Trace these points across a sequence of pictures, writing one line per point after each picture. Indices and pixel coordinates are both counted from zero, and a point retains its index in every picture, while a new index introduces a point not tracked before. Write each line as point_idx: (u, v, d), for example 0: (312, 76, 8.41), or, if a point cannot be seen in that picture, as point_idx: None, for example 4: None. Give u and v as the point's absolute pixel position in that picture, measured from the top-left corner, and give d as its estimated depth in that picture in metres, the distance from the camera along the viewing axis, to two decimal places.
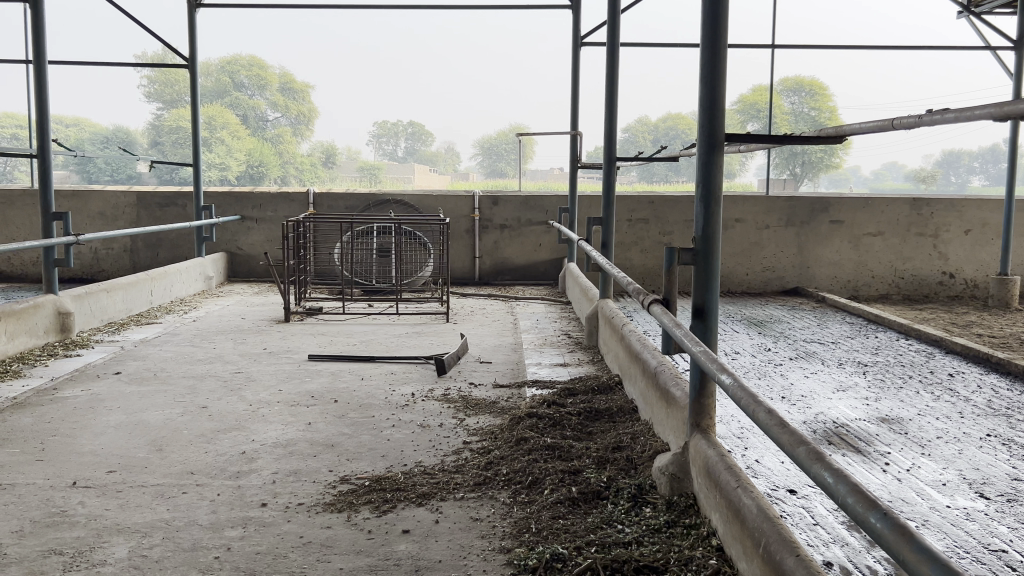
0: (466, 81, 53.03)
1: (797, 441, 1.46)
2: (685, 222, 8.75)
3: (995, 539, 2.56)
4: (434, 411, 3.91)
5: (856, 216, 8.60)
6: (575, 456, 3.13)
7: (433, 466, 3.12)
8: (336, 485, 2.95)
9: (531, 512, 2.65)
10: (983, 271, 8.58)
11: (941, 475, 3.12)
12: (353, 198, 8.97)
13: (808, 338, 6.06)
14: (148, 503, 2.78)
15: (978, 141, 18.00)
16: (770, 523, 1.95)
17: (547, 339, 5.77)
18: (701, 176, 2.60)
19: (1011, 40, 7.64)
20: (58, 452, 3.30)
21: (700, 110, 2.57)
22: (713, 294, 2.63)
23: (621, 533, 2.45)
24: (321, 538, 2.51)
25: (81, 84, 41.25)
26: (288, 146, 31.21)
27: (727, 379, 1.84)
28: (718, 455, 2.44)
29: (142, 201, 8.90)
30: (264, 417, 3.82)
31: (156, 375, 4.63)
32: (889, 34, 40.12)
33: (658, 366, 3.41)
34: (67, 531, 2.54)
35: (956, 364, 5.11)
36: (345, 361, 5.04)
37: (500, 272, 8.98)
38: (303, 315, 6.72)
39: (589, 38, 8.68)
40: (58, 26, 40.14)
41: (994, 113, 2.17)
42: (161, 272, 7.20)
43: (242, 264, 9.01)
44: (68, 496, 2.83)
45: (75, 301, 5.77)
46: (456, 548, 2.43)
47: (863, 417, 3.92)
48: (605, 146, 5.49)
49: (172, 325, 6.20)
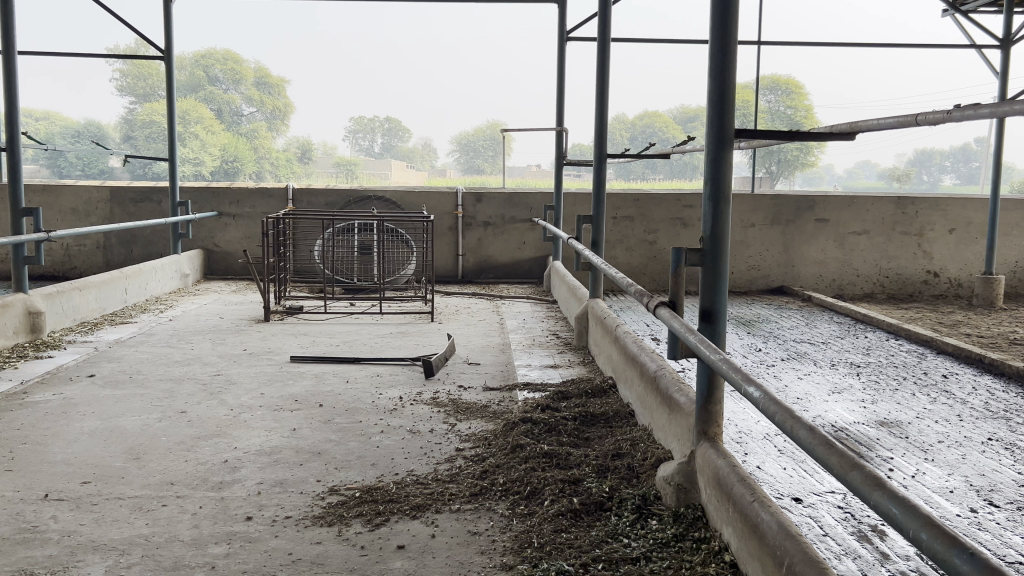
0: (439, 76, 52.87)
1: (849, 465, 1.36)
2: (671, 220, 8.65)
3: (1009, 551, 2.47)
4: (424, 415, 3.78)
5: (841, 214, 8.58)
6: (573, 464, 3.02)
7: (425, 475, 2.99)
8: (324, 497, 2.81)
9: (531, 526, 2.53)
10: (967, 270, 8.60)
11: (947, 482, 3.05)
12: (333, 194, 8.81)
13: (798, 338, 5.99)
14: (125, 518, 2.62)
15: (955, 139, 18.38)
16: (794, 542, 1.84)
17: (535, 340, 5.65)
18: (709, 174, 2.48)
19: (997, 38, 7.64)
20: (28, 461, 3.12)
21: (709, 105, 2.46)
22: (721, 296, 2.52)
23: (628, 548, 2.35)
24: (311, 555, 2.37)
25: (49, 76, 40.28)
26: (264, 141, 30.71)
27: (755, 392, 1.74)
28: (728, 466, 2.33)
29: (115, 196, 8.67)
30: (245, 423, 3.66)
31: (131, 377, 4.46)
32: (858, 34, 40.69)
33: (658, 370, 3.30)
34: (38, 549, 2.38)
35: (948, 365, 5.08)
36: (328, 362, 4.89)
37: (483, 270, 8.86)
38: (283, 314, 6.55)
39: (575, 33, 8.51)
40: (26, 19, 39.40)
41: (996, 112, 2.05)
42: (136, 269, 6.99)
43: (219, 262, 8.80)
44: (39, 511, 2.66)
45: (47, 300, 5.55)
46: (454, 565, 2.31)
47: (861, 421, 3.84)
48: (595, 140, 5.35)
49: (148, 325, 5.99)
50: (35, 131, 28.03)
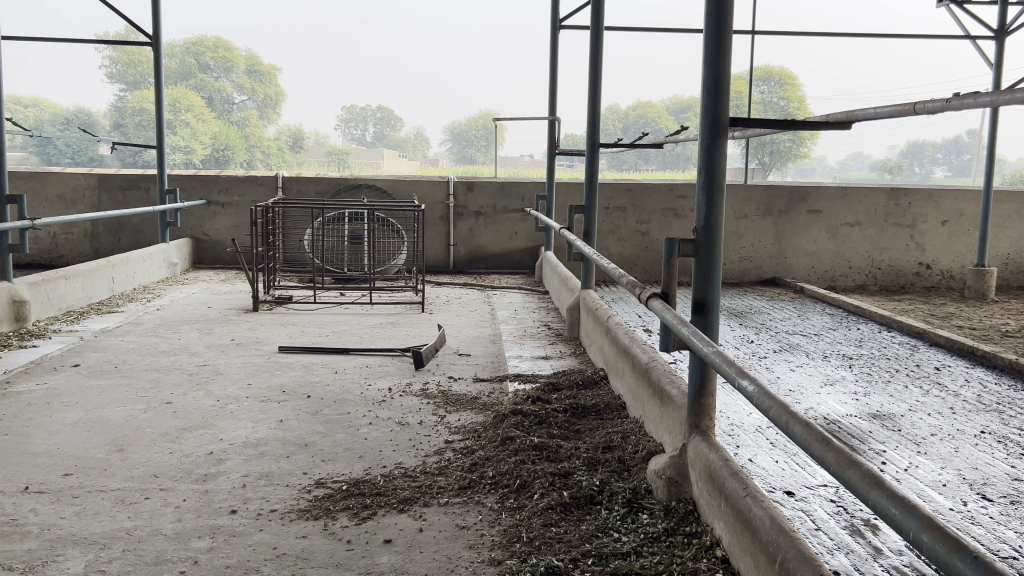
0: (435, 63, 52.73)
1: (846, 461, 1.33)
2: (664, 210, 8.61)
3: (1003, 546, 2.45)
4: (413, 407, 3.74)
5: (834, 205, 8.56)
6: (563, 457, 2.99)
7: (413, 467, 2.95)
8: (311, 490, 2.77)
9: (520, 519, 2.49)
10: (958, 262, 8.61)
11: (940, 475, 3.03)
12: (323, 183, 8.74)
13: (790, 329, 5.97)
14: (107, 511, 2.57)
15: (946, 131, 18.51)
16: (787, 537, 1.81)
17: (526, 331, 5.60)
18: (704, 163, 2.44)
19: (992, 29, 7.61)
20: (9, 453, 3.07)
21: (704, 92, 2.40)
22: (715, 287, 2.48)
23: (618, 543, 2.31)
24: (296, 549, 2.33)
25: (40, 63, 40.11)
26: (255, 129, 30.58)
27: (749, 386, 1.71)
28: (720, 460, 2.30)
29: (103, 183, 8.57)
30: (231, 414, 3.61)
31: (116, 368, 4.39)
32: (853, 26, 40.77)
33: (650, 361, 3.26)
34: (17, 543, 2.33)
35: (941, 357, 5.07)
36: (317, 353, 4.85)
37: (474, 260, 8.81)
38: (273, 304, 6.49)
39: (568, 21, 8.41)
40: (16, 7, 39.19)
41: (992, 101, 2.00)
42: (123, 257, 6.91)
43: (208, 250, 8.73)
44: (19, 503, 2.61)
45: (32, 288, 5.48)
46: (442, 560, 2.27)
47: (854, 413, 3.82)
48: (588, 130, 5.28)
49: (135, 315, 5.93)
50: (25, 119, 27.84)
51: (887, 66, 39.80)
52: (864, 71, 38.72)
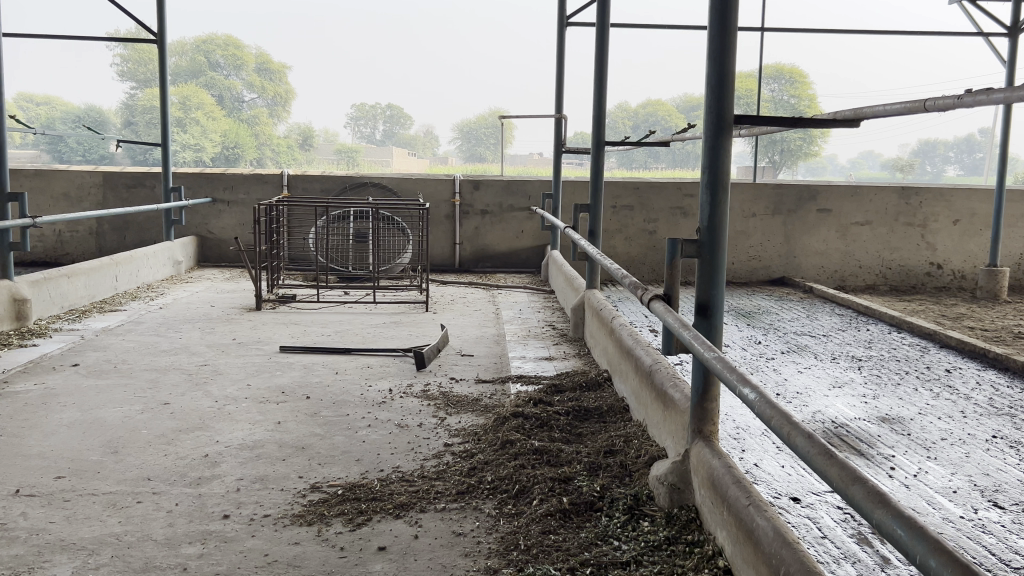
0: (443, 61, 52.71)
1: (849, 477, 1.26)
2: (672, 209, 8.53)
3: (1015, 556, 2.37)
4: (413, 409, 3.68)
5: (844, 204, 8.45)
6: (565, 461, 2.92)
7: (411, 471, 2.89)
8: (305, 494, 2.72)
9: (517, 527, 2.43)
10: (970, 262, 8.49)
11: (950, 482, 2.95)
12: (328, 180, 8.70)
13: (799, 330, 5.89)
14: (97, 515, 2.52)
15: (957, 129, 18.37)
16: (789, 549, 1.73)
17: (530, 331, 5.54)
18: (707, 163, 2.37)
19: (1005, 25, 7.49)
20: (1, 454, 3.02)
21: (707, 90, 2.33)
22: (718, 290, 2.42)
23: (618, 552, 2.25)
24: (288, 556, 2.27)
25: (51, 63, 40.25)
26: (265, 127, 30.76)
27: (750, 394, 1.65)
28: (723, 467, 2.23)
29: (108, 181, 8.55)
30: (229, 415, 3.56)
31: (115, 367, 4.35)
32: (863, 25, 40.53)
33: (653, 364, 3.20)
34: (3, 548, 2.28)
35: (952, 359, 4.98)
36: (318, 352, 4.80)
37: (480, 258, 8.75)
38: (276, 303, 6.44)
39: (576, 18, 8.33)
40: (28, 7, 39.34)
41: (1004, 98, 1.92)
42: (126, 255, 6.88)
43: (213, 248, 8.69)
44: (8, 507, 2.56)
45: (33, 287, 5.44)
46: (437, 569, 2.21)
47: (862, 417, 3.74)
48: (593, 128, 5.21)
49: (137, 313, 5.89)
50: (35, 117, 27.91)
51: (898, 65, 39.53)
52: (875, 70, 38.49)
